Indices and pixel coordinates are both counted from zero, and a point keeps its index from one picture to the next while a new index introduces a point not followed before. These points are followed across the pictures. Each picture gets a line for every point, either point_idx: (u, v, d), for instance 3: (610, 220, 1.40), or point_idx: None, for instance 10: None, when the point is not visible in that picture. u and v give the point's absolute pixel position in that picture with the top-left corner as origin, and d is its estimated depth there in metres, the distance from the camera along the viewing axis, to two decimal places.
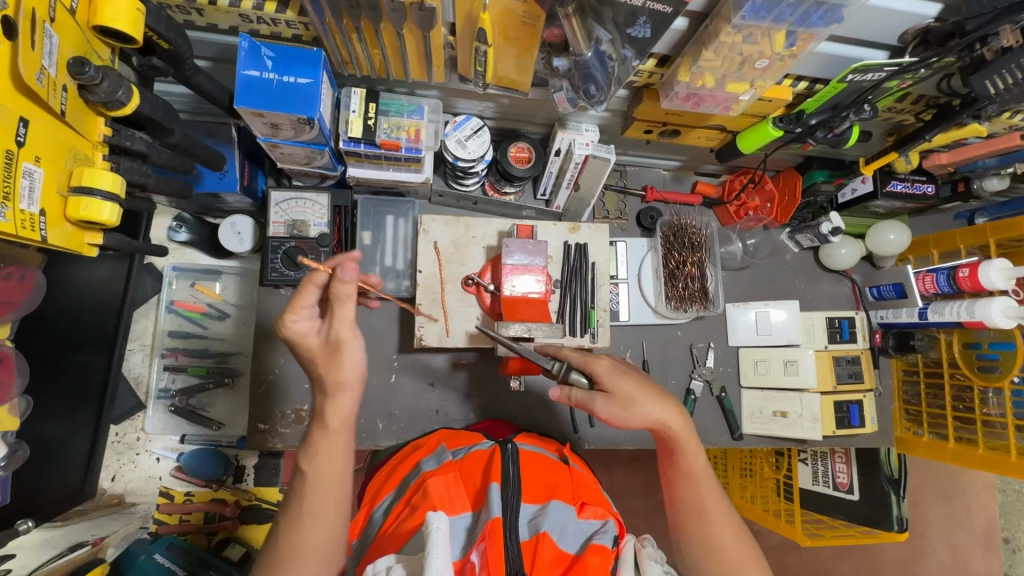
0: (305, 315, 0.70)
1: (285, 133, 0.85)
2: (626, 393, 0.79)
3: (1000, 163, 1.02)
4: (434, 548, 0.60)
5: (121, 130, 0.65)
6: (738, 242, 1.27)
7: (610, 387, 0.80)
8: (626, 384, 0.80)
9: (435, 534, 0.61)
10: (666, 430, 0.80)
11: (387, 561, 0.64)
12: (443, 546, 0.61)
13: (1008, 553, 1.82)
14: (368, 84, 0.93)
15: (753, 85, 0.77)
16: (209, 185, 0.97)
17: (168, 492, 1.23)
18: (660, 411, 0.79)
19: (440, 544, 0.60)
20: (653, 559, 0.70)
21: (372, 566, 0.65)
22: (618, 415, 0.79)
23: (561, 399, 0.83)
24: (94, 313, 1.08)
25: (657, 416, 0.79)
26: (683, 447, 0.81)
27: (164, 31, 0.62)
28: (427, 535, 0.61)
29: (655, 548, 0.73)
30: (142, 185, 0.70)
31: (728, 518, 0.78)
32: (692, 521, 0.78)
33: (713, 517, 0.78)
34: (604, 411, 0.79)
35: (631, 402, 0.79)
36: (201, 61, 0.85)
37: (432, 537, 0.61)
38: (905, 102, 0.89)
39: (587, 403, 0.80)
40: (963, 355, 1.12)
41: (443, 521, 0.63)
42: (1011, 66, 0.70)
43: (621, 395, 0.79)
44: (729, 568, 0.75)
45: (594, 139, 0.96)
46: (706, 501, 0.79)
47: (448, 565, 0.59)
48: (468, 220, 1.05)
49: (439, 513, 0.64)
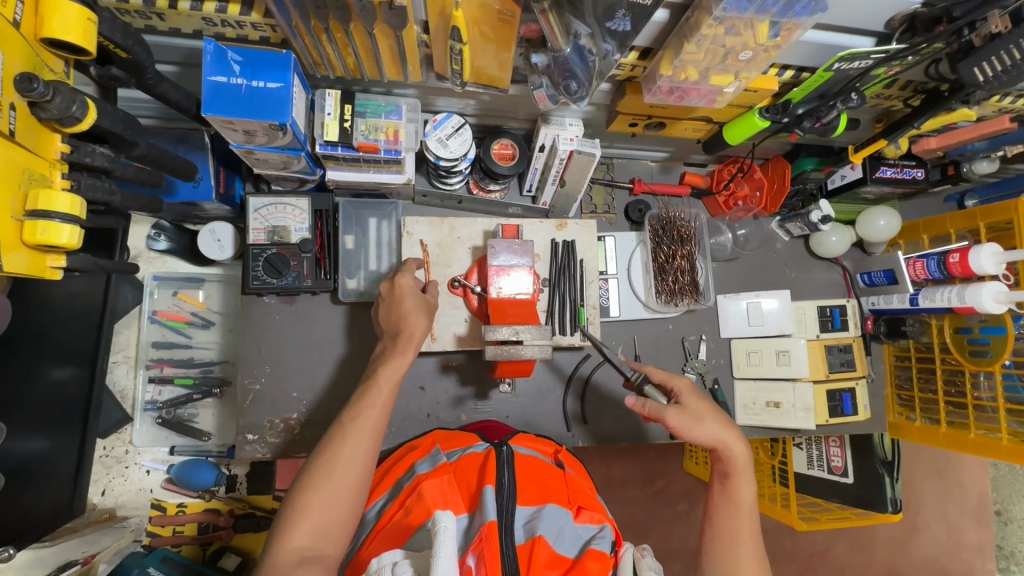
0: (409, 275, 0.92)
1: (258, 139, 0.82)
2: (696, 408, 0.85)
3: (990, 146, 1.01)
4: (441, 546, 0.57)
5: (80, 146, 0.62)
6: (728, 232, 1.25)
7: (684, 403, 0.86)
8: (698, 401, 0.86)
9: (444, 533, 0.58)
10: (725, 450, 0.84)
11: (392, 556, 0.61)
12: (452, 544, 0.57)
13: (1000, 525, 1.84)
14: (344, 85, 0.90)
15: (738, 76, 0.75)
16: (185, 195, 0.94)
17: (160, 504, 1.22)
18: (726, 432, 0.84)
19: (450, 543, 0.57)
20: (653, 569, 0.68)
21: (376, 558, 0.61)
22: (685, 426, 0.84)
23: (634, 406, 0.89)
24: (73, 327, 1.06)
25: (722, 437, 0.84)
26: (738, 471, 0.84)
27: (121, 40, 0.59)
28: (434, 534, 0.58)
29: (652, 557, 0.72)
30: (107, 203, 0.67)
31: (753, 549, 0.80)
32: (728, 552, 0.80)
33: (743, 548, 0.80)
34: (676, 423, 0.84)
35: (699, 417, 0.85)
36: (167, 66, 0.81)
37: (439, 535, 0.58)
38: (893, 88, 0.87)
39: (660, 412, 0.86)
40: (954, 340, 1.12)
41: (451, 520, 0.60)
42: (1002, 51, 0.68)
43: (694, 410, 0.85)
44: None
45: (578, 133, 0.94)
46: (740, 531, 0.81)
47: (456, 564, 0.56)
48: (453, 220, 1.03)
49: (446, 511, 0.61)
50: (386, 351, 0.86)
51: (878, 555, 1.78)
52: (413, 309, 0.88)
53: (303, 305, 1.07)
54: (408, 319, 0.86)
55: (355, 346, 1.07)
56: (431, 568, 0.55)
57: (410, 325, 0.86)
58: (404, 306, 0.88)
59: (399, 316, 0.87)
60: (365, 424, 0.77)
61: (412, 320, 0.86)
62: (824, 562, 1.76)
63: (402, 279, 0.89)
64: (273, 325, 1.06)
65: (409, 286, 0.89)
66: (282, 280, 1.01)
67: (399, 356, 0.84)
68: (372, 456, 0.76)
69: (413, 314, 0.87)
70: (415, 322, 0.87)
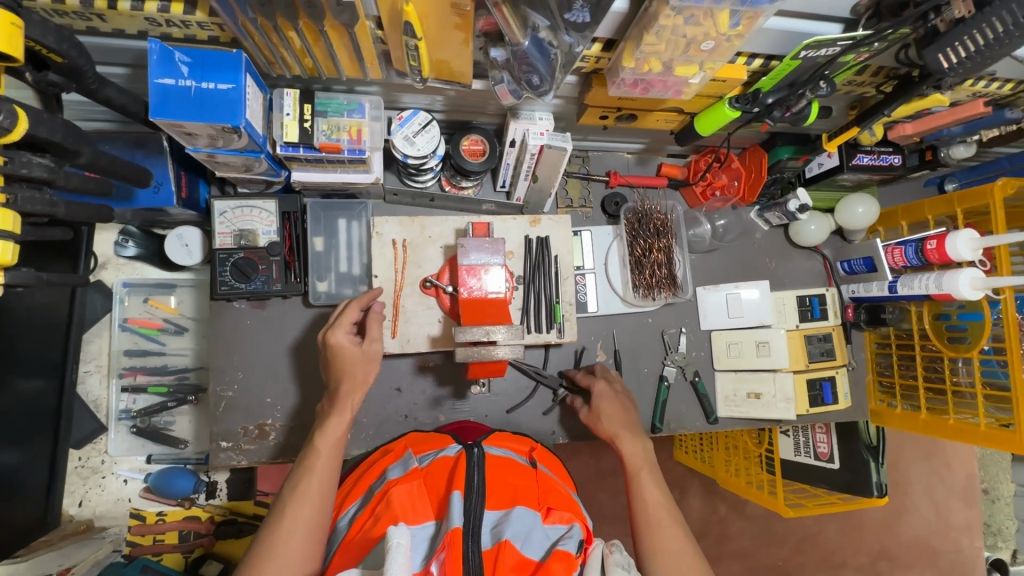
0: (342, 328, 0.90)
1: (217, 142, 0.80)
2: (599, 407, 0.99)
3: (966, 130, 0.99)
4: (393, 562, 0.57)
5: (15, 156, 0.57)
6: (706, 223, 1.23)
7: (595, 401, 1.01)
8: (604, 403, 1.00)
9: (395, 549, 0.58)
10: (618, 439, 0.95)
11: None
12: (403, 561, 0.57)
13: (988, 503, 1.89)
14: (303, 84, 0.87)
15: (702, 67, 0.73)
16: (145, 201, 0.92)
17: (139, 513, 1.21)
18: (618, 425, 0.96)
19: (401, 558, 0.57)
20: (620, 565, 0.68)
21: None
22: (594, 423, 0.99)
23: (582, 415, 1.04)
24: (38, 337, 1.04)
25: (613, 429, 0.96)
26: (631, 455, 0.92)
27: (54, 43, 0.57)
28: (387, 551, 0.58)
29: (623, 553, 0.71)
30: (50, 215, 0.65)
31: (669, 516, 0.83)
32: (647, 526, 0.82)
33: (658, 520, 0.82)
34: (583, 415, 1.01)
35: (601, 414, 0.99)
36: (116, 68, 0.79)
37: (391, 552, 0.58)
38: (864, 75, 0.85)
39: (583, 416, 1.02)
40: (933, 326, 1.12)
41: (404, 535, 0.60)
42: (965, 36, 0.67)
43: (598, 408, 0.99)
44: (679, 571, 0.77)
45: (548, 127, 0.92)
46: (649, 503, 0.84)
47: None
48: (423, 219, 1.01)
49: (400, 526, 0.61)
50: (324, 413, 0.87)
51: (868, 538, 1.80)
52: (350, 367, 0.88)
53: (274, 310, 1.05)
54: (345, 376, 0.88)
55: None
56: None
57: (348, 385, 0.87)
58: (340, 363, 0.88)
59: (336, 373, 0.89)
60: (308, 490, 0.77)
61: (348, 380, 0.88)
62: (814, 546, 1.77)
63: (334, 337, 0.89)
64: (243, 331, 1.04)
65: (341, 343, 0.89)
66: (251, 284, 0.99)
67: (337, 412, 0.85)
68: (318, 521, 0.75)
69: (353, 378, 0.88)
70: (358, 374, 0.88)
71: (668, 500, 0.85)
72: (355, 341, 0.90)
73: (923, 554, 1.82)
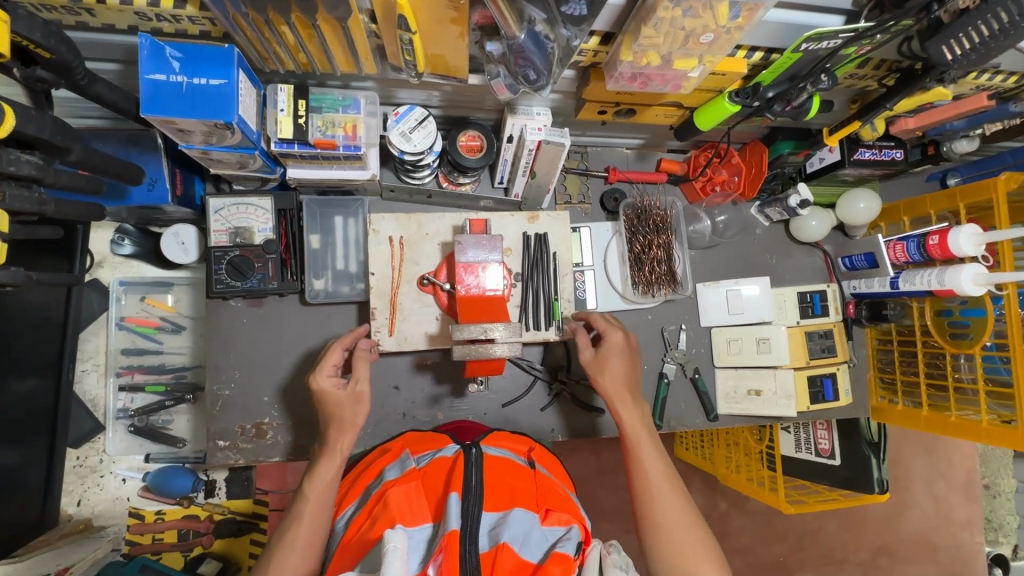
0: (327, 372, 0.89)
1: (212, 139, 0.79)
2: (604, 358, 0.95)
3: (969, 125, 0.98)
4: (388, 567, 0.56)
5: (2, 153, 0.56)
6: (707, 218, 1.21)
7: (601, 353, 0.96)
8: (613, 357, 0.95)
9: (392, 553, 0.57)
10: (616, 404, 0.92)
11: None
12: (399, 565, 0.57)
13: (990, 499, 1.88)
14: (297, 79, 0.86)
15: (702, 61, 0.71)
16: (138, 199, 0.91)
17: (138, 512, 1.21)
18: (617, 387, 0.93)
19: (397, 562, 0.57)
20: (618, 566, 0.67)
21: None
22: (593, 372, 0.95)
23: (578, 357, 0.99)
24: (32, 337, 1.03)
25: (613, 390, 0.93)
26: (629, 422, 0.90)
27: (40, 38, 0.56)
28: (383, 554, 0.58)
29: (621, 554, 0.71)
30: (39, 213, 0.63)
31: (670, 487, 0.83)
32: (647, 499, 0.82)
33: (658, 491, 0.82)
34: (587, 362, 0.96)
35: (605, 365, 0.94)
36: (107, 64, 0.78)
37: (388, 555, 0.57)
38: (866, 68, 0.84)
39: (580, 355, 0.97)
40: (935, 323, 1.11)
41: (401, 539, 0.59)
42: (969, 27, 0.66)
43: (602, 357, 0.95)
44: (680, 546, 0.77)
45: (546, 122, 0.91)
46: (649, 474, 0.84)
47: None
48: (421, 216, 1.00)
49: (396, 530, 0.60)
50: (315, 457, 0.85)
51: (869, 535, 1.80)
52: (338, 411, 0.86)
53: (271, 308, 1.04)
54: (334, 421, 0.86)
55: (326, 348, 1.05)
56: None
57: (337, 429, 0.85)
58: (328, 407, 0.87)
59: (326, 418, 0.87)
60: (296, 539, 0.76)
61: (335, 426, 0.86)
62: (815, 543, 1.77)
63: (318, 383, 0.88)
64: (240, 329, 1.03)
65: (326, 388, 0.87)
66: (247, 282, 0.98)
67: (326, 457, 0.83)
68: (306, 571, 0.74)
69: (340, 421, 0.86)
70: (353, 416, 0.87)
71: (670, 471, 0.85)
72: (341, 384, 0.89)
73: (924, 550, 1.82)
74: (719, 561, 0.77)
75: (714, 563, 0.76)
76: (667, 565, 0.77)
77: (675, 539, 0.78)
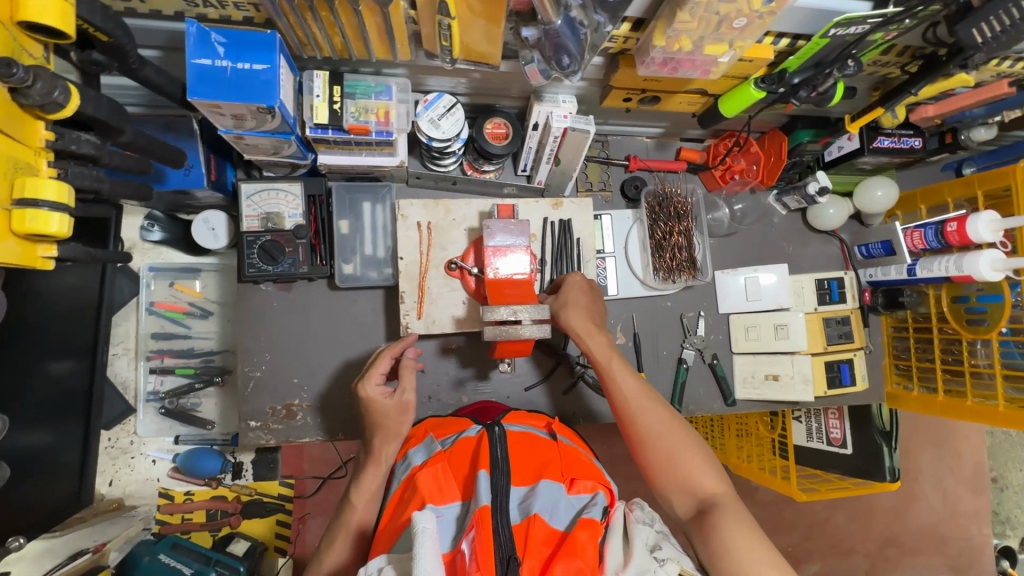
0: (374, 381, 0.90)
1: (247, 123, 0.81)
2: (566, 297, 0.94)
3: (988, 112, 1.00)
4: (421, 549, 0.58)
5: (64, 133, 0.61)
6: (725, 208, 1.24)
7: (562, 292, 0.95)
8: (574, 293, 0.94)
9: (422, 534, 0.59)
10: (580, 337, 0.92)
11: (378, 563, 0.64)
12: (431, 545, 0.59)
13: (997, 491, 1.90)
14: (331, 66, 0.89)
15: (732, 46, 0.74)
16: (175, 182, 0.93)
17: (168, 492, 1.26)
18: (580, 321, 0.92)
19: (429, 544, 0.59)
20: (644, 521, 0.76)
21: (364, 568, 0.65)
22: (557, 312, 0.94)
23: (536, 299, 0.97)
24: (72, 321, 1.07)
25: (577, 323, 0.92)
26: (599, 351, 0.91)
27: (100, 22, 0.57)
28: (413, 535, 0.60)
29: (644, 509, 0.80)
30: (96, 190, 0.66)
31: (648, 402, 0.85)
32: (631, 419, 0.85)
33: (639, 409, 0.85)
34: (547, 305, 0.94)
35: (567, 303, 0.93)
36: (150, 51, 0.80)
37: (418, 537, 0.59)
38: (890, 55, 0.86)
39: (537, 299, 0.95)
40: (952, 310, 1.12)
41: (430, 520, 0.61)
42: (1000, 10, 0.67)
43: (564, 298, 0.94)
44: (671, 457, 0.80)
45: (572, 110, 0.93)
46: (628, 395, 0.86)
47: (438, 562, 0.58)
48: (448, 202, 1.02)
49: (424, 512, 0.62)
50: (362, 465, 0.88)
51: (877, 525, 1.81)
52: (384, 420, 0.88)
53: (300, 293, 1.06)
54: (379, 428, 0.88)
55: (353, 332, 1.08)
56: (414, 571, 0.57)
57: (381, 437, 0.87)
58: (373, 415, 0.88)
59: (370, 426, 0.89)
60: (340, 549, 0.81)
61: (381, 435, 0.88)
62: (824, 532, 1.79)
63: (366, 391, 0.89)
64: (270, 313, 1.06)
65: (374, 398, 0.88)
66: (278, 267, 1.00)
67: (374, 466, 0.86)
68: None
69: (386, 429, 0.87)
70: (399, 422, 0.88)
71: (646, 389, 0.87)
72: (387, 393, 0.89)
73: (932, 542, 1.83)
74: (710, 460, 0.80)
75: (704, 464, 0.79)
76: (662, 476, 0.80)
77: (663, 448, 0.81)
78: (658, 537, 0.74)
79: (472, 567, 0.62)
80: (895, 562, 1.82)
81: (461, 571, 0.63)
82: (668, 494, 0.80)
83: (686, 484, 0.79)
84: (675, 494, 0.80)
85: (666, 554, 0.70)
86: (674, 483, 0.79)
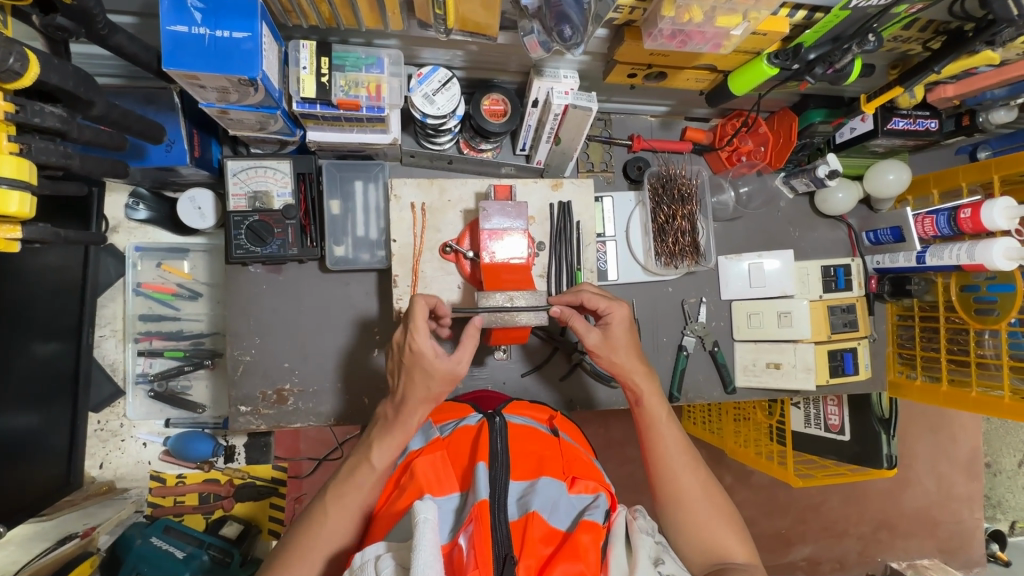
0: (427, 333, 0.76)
1: (230, 97, 0.77)
2: (616, 336, 0.86)
3: (1009, 94, 0.94)
4: (421, 539, 0.56)
5: (27, 105, 0.56)
6: (731, 190, 1.19)
7: (608, 331, 0.86)
8: (622, 334, 0.86)
9: (423, 524, 0.57)
10: (630, 379, 0.88)
11: (376, 549, 0.62)
12: (432, 536, 0.57)
13: (990, 476, 1.90)
14: (319, 36, 0.84)
15: (746, 17, 0.69)
16: (156, 159, 0.90)
17: (159, 475, 1.27)
18: (631, 362, 0.87)
19: (430, 534, 0.57)
20: (645, 531, 0.73)
21: (360, 554, 0.62)
22: (603, 352, 0.87)
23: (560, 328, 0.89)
24: (56, 300, 1.04)
25: (627, 365, 0.87)
26: (648, 397, 0.87)
27: None
28: (414, 525, 0.58)
29: (646, 518, 0.77)
30: (65, 167, 0.64)
31: (688, 458, 0.84)
32: (667, 474, 0.83)
33: (679, 467, 0.83)
34: (594, 345, 0.87)
35: (617, 345, 0.86)
36: (124, 17, 0.75)
37: (419, 526, 0.58)
38: (912, 30, 0.82)
39: (583, 335, 0.86)
40: (960, 299, 1.08)
41: (431, 510, 0.60)
42: None
43: (613, 339, 0.86)
44: (700, 519, 0.80)
45: (574, 86, 0.88)
46: (668, 448, 0.84)
47: (437, 554, 0.56)
48: (443, 182, 0.98)
49: (425, 502, 0.60)
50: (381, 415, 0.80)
51: (871, 508, 1.82)
52: (426, 381, 0.76)
53: (290, 275, 1.03)
54: (416, 386, 0.77)
55: (346, 315, 1.05)
56: (412, 562, 0.55)
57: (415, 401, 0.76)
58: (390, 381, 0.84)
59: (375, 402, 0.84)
60: (344, 499, 0.76)
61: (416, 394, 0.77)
62: (818, 516, 1.80)
63: (415, 343, 0.76)
64: (259, 297, 1.03)
65: (424, 350, 0.75)
66: (267, 249, 0.97)
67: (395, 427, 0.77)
68: (349, 525, 0.75)
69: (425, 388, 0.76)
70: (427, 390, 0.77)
71: (686, 443, 0.86)
72: (440, 351, 0.76)
73: (924, 524, 1.84)
74: (738, 527, 0.81)
75: (734, 531, 0.80)
76: (686, 537, 0.80)
77: (698, 509, 0.80)
78: (658, 549, 0.72)
79: (470, 562, 0.60)
80: (887, 545, 1.83)
81: (459, 566, 0.61)
82: (688, 554, 0.80)
83: (714, 551, 0.79)
84: (694, 556, 0.80)
85: (668, 568, 0.68)
86: (702, 548, 0.79)
